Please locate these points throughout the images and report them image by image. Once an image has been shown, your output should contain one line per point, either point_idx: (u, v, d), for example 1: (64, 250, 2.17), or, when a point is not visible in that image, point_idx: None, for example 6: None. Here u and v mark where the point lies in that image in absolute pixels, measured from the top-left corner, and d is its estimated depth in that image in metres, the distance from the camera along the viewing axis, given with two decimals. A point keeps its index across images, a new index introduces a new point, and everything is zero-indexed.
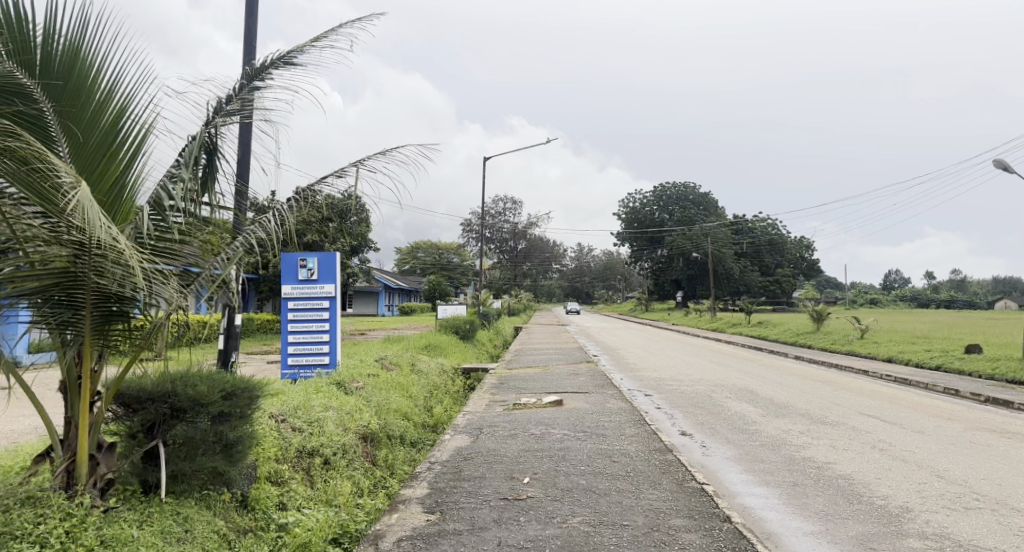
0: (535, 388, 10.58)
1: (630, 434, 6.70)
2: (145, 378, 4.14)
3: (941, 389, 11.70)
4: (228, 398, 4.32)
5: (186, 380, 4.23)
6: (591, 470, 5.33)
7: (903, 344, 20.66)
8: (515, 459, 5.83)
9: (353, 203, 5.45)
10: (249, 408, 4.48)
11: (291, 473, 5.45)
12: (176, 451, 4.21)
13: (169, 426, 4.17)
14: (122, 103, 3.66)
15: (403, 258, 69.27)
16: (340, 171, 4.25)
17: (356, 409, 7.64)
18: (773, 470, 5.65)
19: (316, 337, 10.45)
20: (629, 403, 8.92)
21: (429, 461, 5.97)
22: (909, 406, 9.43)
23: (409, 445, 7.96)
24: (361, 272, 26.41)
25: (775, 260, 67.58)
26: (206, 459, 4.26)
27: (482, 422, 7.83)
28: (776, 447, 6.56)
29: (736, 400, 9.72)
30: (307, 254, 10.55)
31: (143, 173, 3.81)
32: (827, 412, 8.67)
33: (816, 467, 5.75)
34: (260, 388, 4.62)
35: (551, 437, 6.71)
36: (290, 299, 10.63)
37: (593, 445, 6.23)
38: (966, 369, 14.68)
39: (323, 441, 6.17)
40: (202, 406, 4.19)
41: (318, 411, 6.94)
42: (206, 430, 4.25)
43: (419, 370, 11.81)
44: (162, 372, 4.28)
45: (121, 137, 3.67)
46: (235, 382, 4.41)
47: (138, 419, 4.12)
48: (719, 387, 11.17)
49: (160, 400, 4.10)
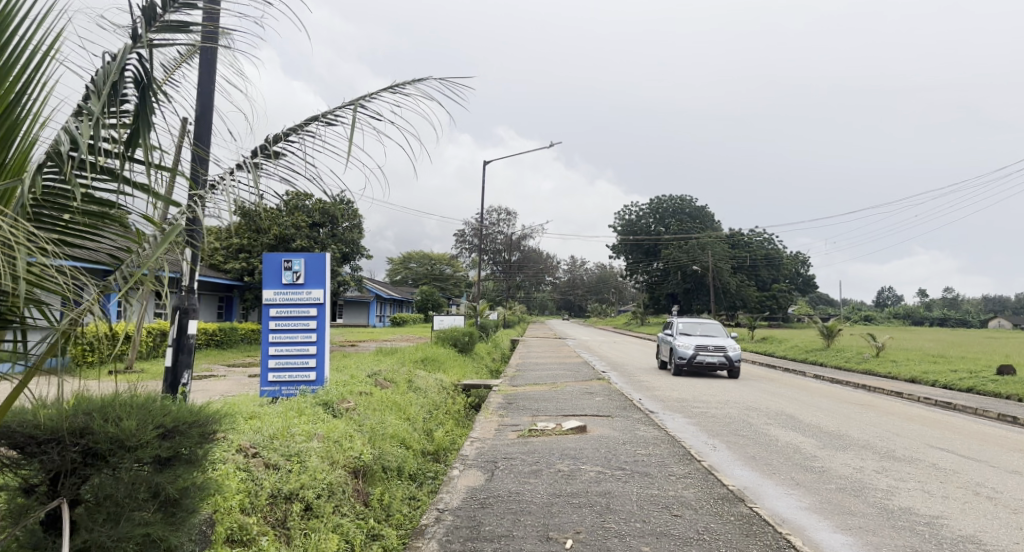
0: (550, 410, 9.32)
1: (680, 475, 5.47)
2: (47, 410, 2.88)
3: (994, 416, 10.53)
4: (168, 439, 3.06)
5: (108, 411, 2.95)
6: (649, 529, 4.12)
7: (924, 363, 19.54)
8: (547, 509, 4.61)
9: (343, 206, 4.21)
10: (200, 449, 3.23)
11: (263, 528, 4.24)
12: (90, 515, 2.91)
13: (82, 477, 2.88)
14: (9, 7, 2.47)
15: (395, 269, 68.25)
16: (331, 118, 2.96)
17: (345, 437, 6.38)
18: (875, 529, 4.46)
19: (300, 350, 9.20)
20: (663, 430, 7.72)
21: (436, 509, 4.75)
22: (976, 437, 8.25)
23: (409, 481, 6.71)
24: (353, 280, 25.19)
25: (772, 275, 66.14)
26: (138, 521, 2.97)
27: (495, 453, 6.60)
28: (859, 492, 5.40)
29: (778, 427, 8.54)
30: (292, 255, 9.33)
31: (39, 113, 2.60)
32: (892, 444, 7.49)
33: (926, 524, 4.59)
34: (218, 420, 3.34)
35: (584, 476, 5.50)
36: (271, 306, 9.38)
37: (641, 490, 5.00)
38: (1003, 393, 13.55)
39: (305, 480, 4.94)
40: (129, 449, 2.91)
41: (300, 440, 5.70)
42: (133, 481, 2.95)
43: (417, 387, 10.58)
44: (81, 398, 3.02)
45: (4, 55, 2.46)
46: (178, 415, 3.12)
47: (35, 467, 2.83)
48: (753, 411, 9.96)
49: (65, 440, 2.82)
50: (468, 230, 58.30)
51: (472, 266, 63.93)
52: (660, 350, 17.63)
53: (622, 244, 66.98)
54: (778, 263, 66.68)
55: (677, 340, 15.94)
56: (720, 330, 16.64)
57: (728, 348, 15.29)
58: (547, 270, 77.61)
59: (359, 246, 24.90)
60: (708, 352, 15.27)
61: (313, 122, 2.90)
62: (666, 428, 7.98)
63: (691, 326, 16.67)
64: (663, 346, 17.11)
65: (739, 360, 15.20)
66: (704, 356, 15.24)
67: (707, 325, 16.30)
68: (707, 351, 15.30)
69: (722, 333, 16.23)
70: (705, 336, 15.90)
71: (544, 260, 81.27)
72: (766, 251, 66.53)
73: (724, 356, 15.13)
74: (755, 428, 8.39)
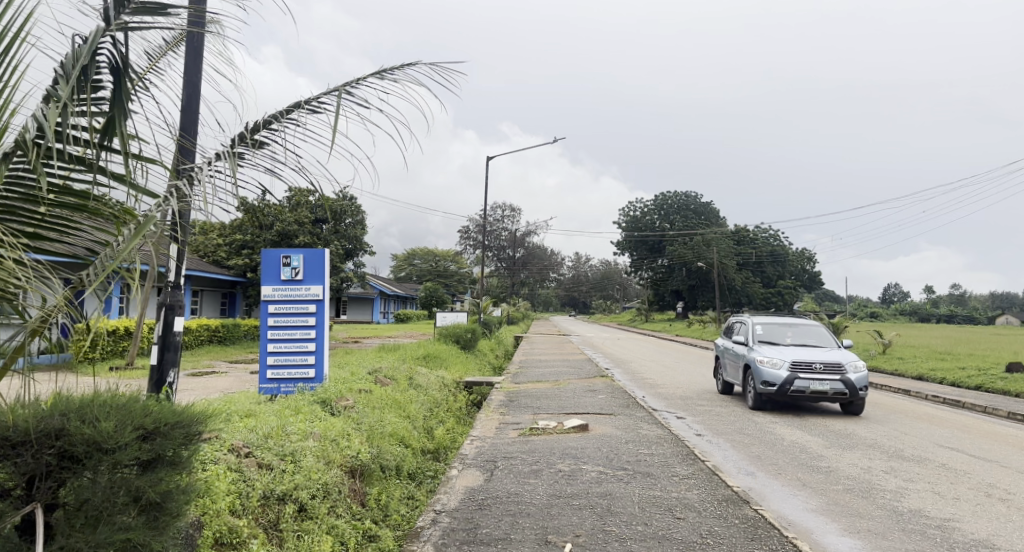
0: (553, 408, 9.19)
1: (684, 475, 5.33)
2: (23, 409, 2.77)
3: (1004, 414, 10.35)
4: (149, 441, 2.94)
5: (87, 411, 2.83)
6: (651, 533, 3.99)
7: (932, 360, 19.32)
8: (545, 511, 4.49)
9: (333, 202, 4.09)
10: (185, 451, 3.10)
11: (254, 530, 4.13)
12: (67, 520, 2.79)
13: (60, 479, 2.77)
14: None
15: (399, 266, 68.24)
16: (315, 105, 2.84)
17: (342, 435, 6.26)
18: (885, 532, 4.32)
19: (299, 347, 9.10)
20: (667, 428, 7.59)
21: (433, 510, 4.63)
22: (987, 436, 8.10)
23: (407, 480, 6.60)
24: (357, 277, 25.06)
25: (778, 272, 65.79)
26: (119, 526, 2.86)
27: (495, 452, 6.47)
28: (868, 493, 5.25)
29: (784, 425, 8.40)
30: (291, 251, 9.20)
31: (9, 99, 2.47)
32: (901, 443, 7.34)
33: (937, 527, 4.45)
34: (204, 421, 3.21)
35: (585, 477, 5.37)
36: (269, 302, 9.28)
37: (642, 491, 4.87)
38: (1013, 391, 13.36)
39: (299, 481, 4.83)
40: (108, 450, 2.80)
41: (295, 439, 5.59)
42: (112, 485, 2.84)
43: (418, 384, 10.47)
44: (59, 398, 2.91)
45: None
46: (161, 415, 3.00)
47: (8, 470, 2.70)
48: (758, 409, 9.82)
49: (40, 441, 2.70)
50: (472, 226, 58.21)
51: (476, 262, 63.79)
52: (720, 367, 11.78)
53: (627, 240, 66.77)
54: (783, 259, 66.35)
55: (766, 358, 9.45)
56: (832, 338, 10.18)
57: (846, 367, 9.11)
58: (551, 267, 77.41)
59: (362, 243, 24.79)
60: (816, 378, 9.03)
61: (297, 109, 2.79)
62: (669, 426, 7.85)
63: (781, 333, 10.35)
64: (729, 361, 11.12)
65: (862, 386, 9.10)
66: (808, 382, 9.03)
67: (802, 328, 10.31)
68: (813, 374, 9.07)
69: (828, 341, 10.09)
70: (799, 346, 9.91)
71: (548, 256, 81.12)
72: (772, 247, 66.20)
73: (839, 382, 9.02)
74: (760, 427, 8.25)
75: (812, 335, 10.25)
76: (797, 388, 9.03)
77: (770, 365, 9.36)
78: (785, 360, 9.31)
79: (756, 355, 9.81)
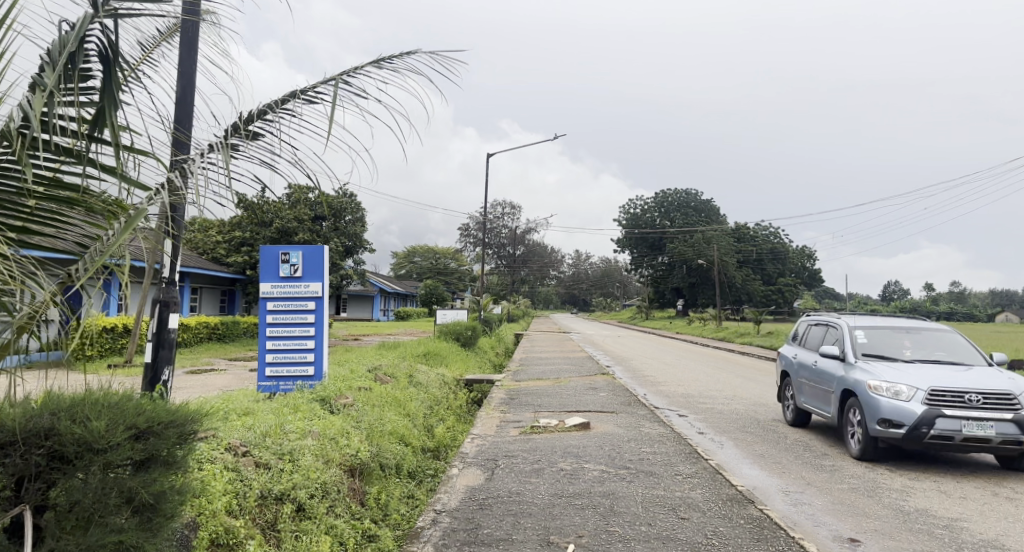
0: (554, 406, 9.12)
1: (687, 474, 5.26)
2: (14, 408, 2.69)
3: None
4: (141, 440, 2.87)
5: (78, 410, 2.76)
6: (654, 533, 3.91)
7: None
8: (548, 511, 4.41)
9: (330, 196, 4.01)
10: (179, 450, 3.03)
11: (252, 531, 4.07)
12: (57, 522, 2.72)
13: (49, 480, 2.69)
14: None
15: (399, 263, 68.15)
16: (311, 96, 2.77)
17: (341, 434, 6.19)
18: (892, 532, 4.24)
19: (298, 344, 9.03)
20: (669, 426, 7.52)
21: (433, 510, 4.55)
22: None
23: (408, 478, 6.53)
24: (357, 274, 24.97)
25: (778, 269, 65.67)
26: (111, 527, 2.78)
27: (496, 451, 6.39)
28: (874, 493, 5.18)
29: (787, 423, 8.33)
30: (289, 247, 9.12)
31: None
32: None
33: (945, 527, 4.38)
34: (198, 420, 3.13)
35: (588, 476, 5.30)
36: (268, 299, 9.20)
37: (646, 491, 4.80)
38: None
39: (298, 480, 4.75)
40: (98, 450, 2.72)
41: (293, 438, 5.51)
42: (104, 485, 2.76)
43: (418, 382, 10.40)
44: (50, 397, 2.84)
45: None
46: (154, 414, 2.92)
47: None
48: (761, 407, 9.75)
49: (29, 441, 2.63)
50: (472, 224, 58.09)
51: (476, 259, 63.70)
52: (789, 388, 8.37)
53: (627, 238, 66.66)
54: (784, 257, 66.24)
55: (878, 381, 6.11)
56: (972, 351, 6.69)
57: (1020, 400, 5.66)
58: (552, 264, 77.33)
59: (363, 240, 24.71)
60: (972, 418, 5.60)
61: (292, 100, 2.72)
62: (671, 424, 7.78)
63: (893, 342, 6.89)
64: (806, 381, 7.68)
65: None
66: (957, 423, 5.60)
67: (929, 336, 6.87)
68: (965, 409, 5.64)
69: (968, 354, 6.63)
70: (936, 364, 6.36)
71: (549, 254, 81.02)
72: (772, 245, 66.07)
73: (1011, 425, 5.59)
74: (763, 425, 8.18)
75: (948, 346, 6.76)
76: (940, 434, 5.60)
77: (890, 396, 5.93)
78: (917, 385, 5.88)
79: (852, 374, 6.54)
